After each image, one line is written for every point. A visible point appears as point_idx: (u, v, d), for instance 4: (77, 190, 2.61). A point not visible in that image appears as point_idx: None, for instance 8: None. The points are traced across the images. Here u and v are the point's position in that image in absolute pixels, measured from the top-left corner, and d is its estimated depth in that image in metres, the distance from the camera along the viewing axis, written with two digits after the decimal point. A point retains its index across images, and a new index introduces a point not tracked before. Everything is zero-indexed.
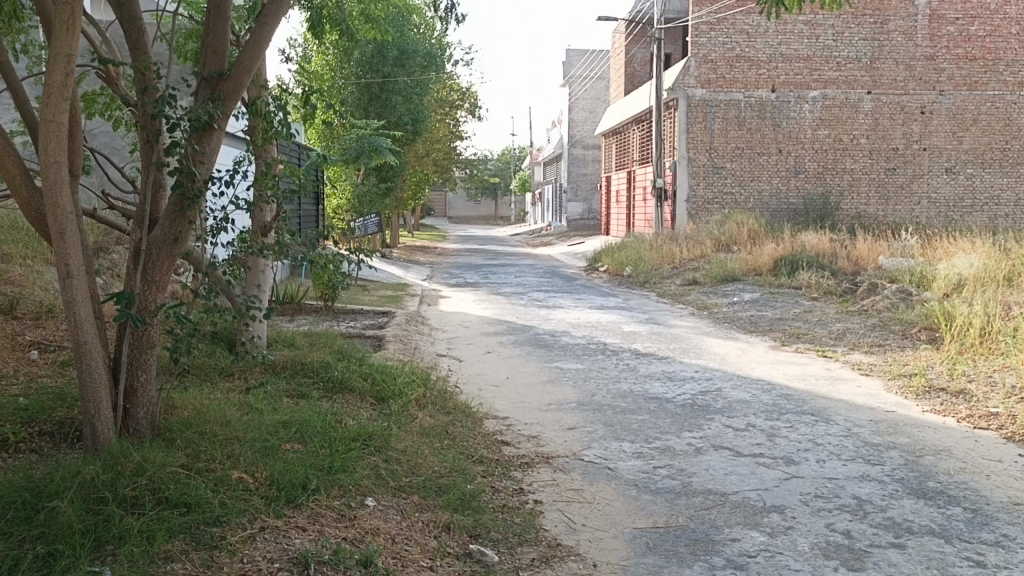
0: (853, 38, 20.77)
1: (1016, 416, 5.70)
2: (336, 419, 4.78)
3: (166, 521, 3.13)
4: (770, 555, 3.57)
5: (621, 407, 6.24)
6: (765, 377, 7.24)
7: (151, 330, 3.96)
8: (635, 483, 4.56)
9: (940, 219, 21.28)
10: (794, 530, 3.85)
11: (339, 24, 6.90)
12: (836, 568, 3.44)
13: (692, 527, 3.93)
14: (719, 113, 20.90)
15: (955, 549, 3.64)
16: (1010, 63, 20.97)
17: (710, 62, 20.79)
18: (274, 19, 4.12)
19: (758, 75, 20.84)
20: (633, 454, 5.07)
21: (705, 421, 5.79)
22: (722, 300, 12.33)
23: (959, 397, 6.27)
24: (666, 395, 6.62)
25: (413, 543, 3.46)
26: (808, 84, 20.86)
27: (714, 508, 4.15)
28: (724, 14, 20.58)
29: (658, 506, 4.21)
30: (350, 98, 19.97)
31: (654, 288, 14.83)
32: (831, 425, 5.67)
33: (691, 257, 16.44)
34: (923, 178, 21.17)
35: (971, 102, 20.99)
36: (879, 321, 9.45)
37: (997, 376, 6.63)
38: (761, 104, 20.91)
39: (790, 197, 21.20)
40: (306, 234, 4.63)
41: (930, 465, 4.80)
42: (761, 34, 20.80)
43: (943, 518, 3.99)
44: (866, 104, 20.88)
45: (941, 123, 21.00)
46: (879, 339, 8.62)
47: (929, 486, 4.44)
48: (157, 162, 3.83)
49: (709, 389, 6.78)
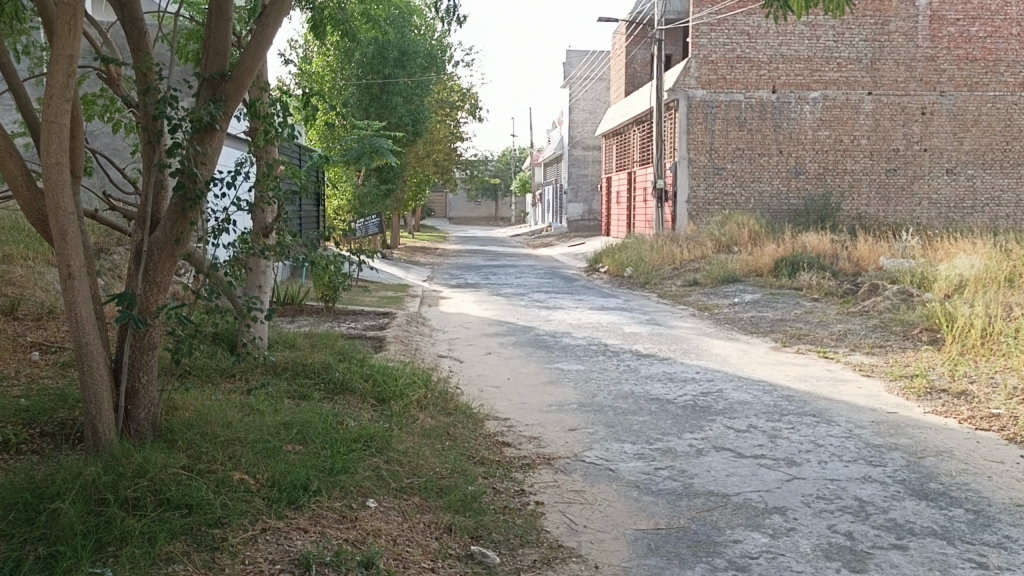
0: (853, 39, 20.77)
1: (1018, 417, 5.70)
2: (337, 420, 4.77)
3: (168, 523, 3.13)
4: (772, 557, 3.57)
5: (622, 408, 6.24)
6: (766, 378, 7.23)
7: (152, 331, 3.95)
8: (636, 484, 4.56)
9: (940, 219, 21.28)
10: (796, 532, 3.84)
11: (341, 25, 6.90)
12: (838, 570, 3.44)
13: (694, 528, 3.92)
14: (720, 114, 20.91)
15: (957, 551, 3.63)
16: (1010, 64, 20.95)
17: (711, 63, 20.80)
18: (276, 20, 4.11)
19: (759, 76, 20.84)
20: (635, 456, 5.07)
21: (706, 422, 5.79)
22: (723, 301, 12.33)
23: (961, 398, 6.27)
24: (667, 396, 6.62)
25: (414, 544, 3.46)
26: (808, 85, 20.86)
27: (715, 510, 4.15)
28: (724, 15, 20.57)
29: (660, 507, 4.20)
30: (350, 99, 19.97)
31: (655, 288, 14.83)
32: (832, 426, 5.67)
33: (692, 258, 16.44)
34: (923, 179, 21.17)
35: (972, 103, 20.99)
36: (880, 322, 9.45)
37: (998, 377, 6.64)
38: (762, 105, 20.92)
39: (791, 198, 21.20)
40: (308, 235, 4.62)
41: (932, 466, 4.79)
42: (761, 34, 20.79)
43: (945, 520, 3.99)
44: (867, 105, 20.88)
45: (942, 124, 21.00)
46: (880, 340, 8.62)
47: (931, 487, 4.44)
48: (158, 163, 3.83)
49: (710, 391, 6.78)
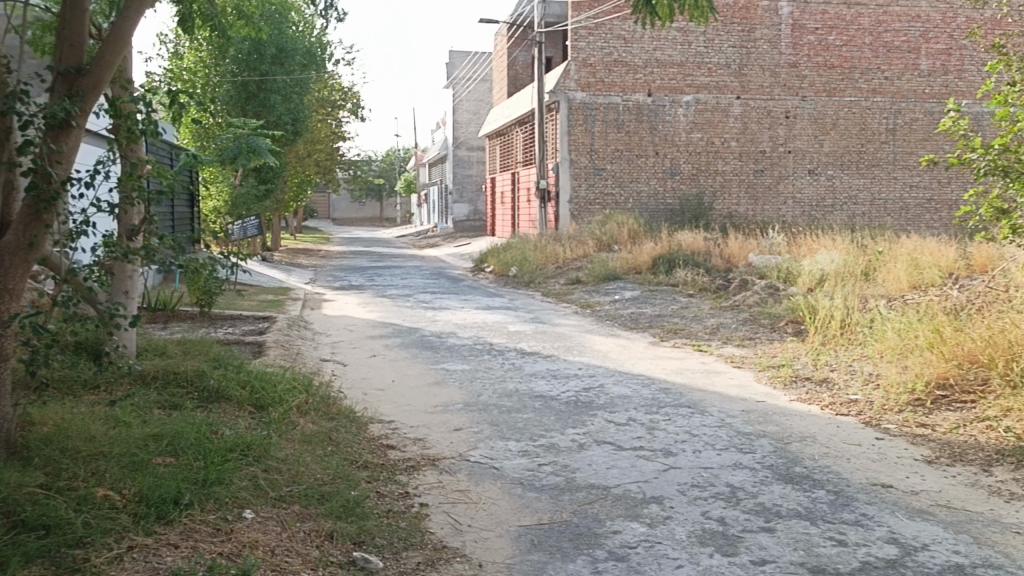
0: (722, 46, 21.72)
1: (872, 402, 6.11)
2: (212, 430, 4.59)
3: (22, 547, 2.93)
4: (650, 545, 3.69)
5: (507, 406, 6.29)
6: (646, 372, 7.46)
7: (3, 341, 3.69)
8: (520, 481, 4.61)
9: (804, 218, 22.53)
10: (672, 520, 3.99)
11: (211, 19, 6.64)
12: (711, 554, 3.59)
13: (575, 521, 4.00)
14: (599, 116, 21.41)
15: (819, 530, 3.86)
16: (863, 71, 22.34)
17: (589, 66, 21.27)
18: (138, 12, 3.91)
19: (636, 80, 21.47)
20: (519, 453, 5.12)
21: (588, 417, 5.92)
22: (604, 298, 12.63)
23: (823, 386, 6.67)
24: (550, 393, 6.73)
25: (293, 553, 3.38)
26: (681, 88, 21.65)
27: (596, 502, 4.25)
28: (601, 19, 21.07)
29: (543, 503, 4.27)
30: (224, 97, 19.25)
31: (539, 287, 15.03)
32: (706, 416, 5.91)
33: (574, 257, 16.76)
34: (788, 179, 22.35)
35: (830, 108, 22.31)
36: (750, 316, 9.92)
37: (855, 365, 7.10)
38: (638, 107, 21.56)
39: (667, 198, 21.95)
40: (177, 238, 4.42)
41: (796, 450, 5.08)
42: (636, 39, 21.41)
43: (808, 501, 4.23)
44: (736, 109, 21.87)
45: (804, 127, 22.24)
46: (750, 333, 9.05)
47: (795, 472, 4.69)
48: (8, 161, 3.57)
49: (593, 386, 6.94)
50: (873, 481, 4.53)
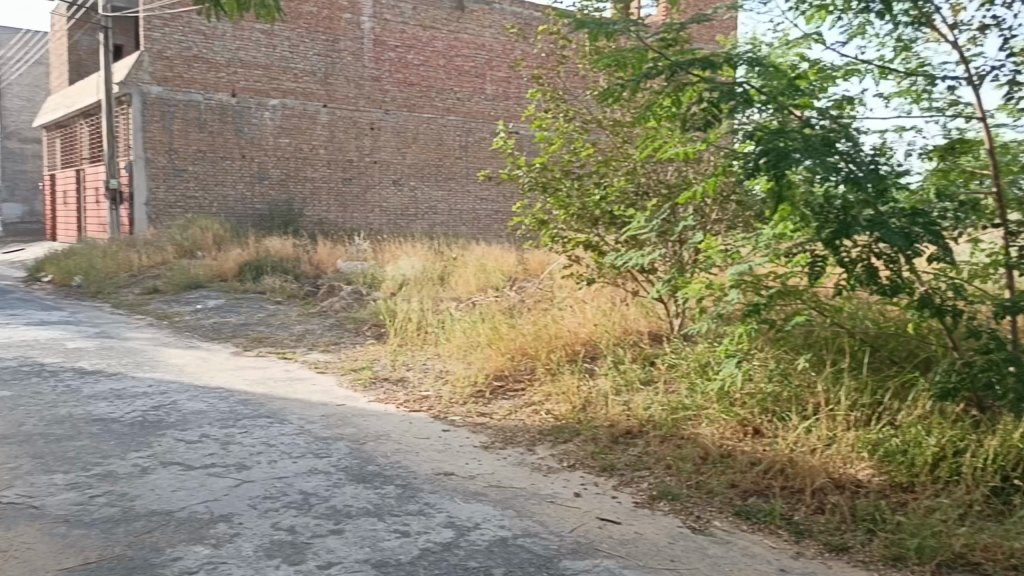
0: (307, 53, 21.77)
1: (441, 396, 6.58)
2: None
3: None
4: (213, 567, 3.49)
5: (56, 434, 5.51)
6: (225, 384, 7.12)
7: None
8: (64, 518, 4.05)
9: (390, 226, 23.59)
10: (239, 536, 3.83)
11: None
12: (278, 565, 3.52)
13: (129, 555, 3.63)
14: (178, 113, 20.01)
15: (386, 524, 4.02)
16: (440, 91, 24.13)
17: (165, 60, 19.76)
18: None
19: (219, 79, 20.51)
20: (66, 486, 4.50)
21: (154, 438, 5.44)
22: (184, 308, 11.80)
23: (399, 385, 7.00)
24: (111, 414, 6.06)
25: None
26: (267, 92, 21.22)
27: (156, 530, 3.91)
28: (178, 10, 19.72)
29: (91, 539, 3.80)
30: None
31: (108, 298, 13.52)
32: (285, 424, 5.83)
33: (150, 265, 15.40)
34: (374, 189, 23.21)
35: (411, 123, 23.67)
36: (335, 321, 10.05)
37: (428, 363, 7.58)
38: (222, 108, 20.61)
39: (256, 203, 21.33)
40: None
41: (370, 450, 5.24)
42: (218, 36, 20.44)
43: (380, 498, 4.39)
44: (323, 117, 22.09)
45: (388, 140, 23.29)
46: (334, 338, 9.17)
47: (371, 471, 4.83)
48: None
49: (163, 403, 6.41)
50: (438, 471, 4.86)
